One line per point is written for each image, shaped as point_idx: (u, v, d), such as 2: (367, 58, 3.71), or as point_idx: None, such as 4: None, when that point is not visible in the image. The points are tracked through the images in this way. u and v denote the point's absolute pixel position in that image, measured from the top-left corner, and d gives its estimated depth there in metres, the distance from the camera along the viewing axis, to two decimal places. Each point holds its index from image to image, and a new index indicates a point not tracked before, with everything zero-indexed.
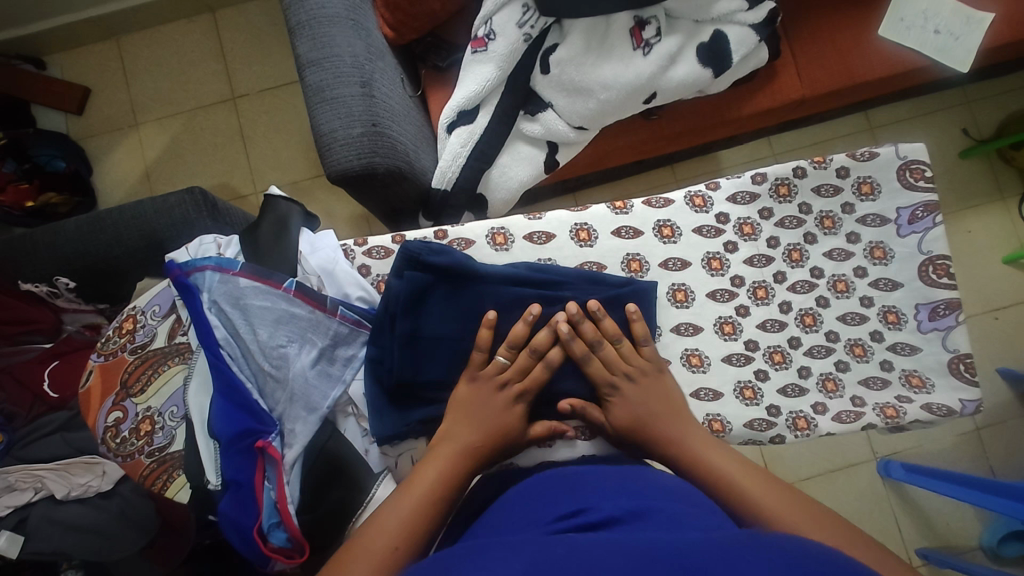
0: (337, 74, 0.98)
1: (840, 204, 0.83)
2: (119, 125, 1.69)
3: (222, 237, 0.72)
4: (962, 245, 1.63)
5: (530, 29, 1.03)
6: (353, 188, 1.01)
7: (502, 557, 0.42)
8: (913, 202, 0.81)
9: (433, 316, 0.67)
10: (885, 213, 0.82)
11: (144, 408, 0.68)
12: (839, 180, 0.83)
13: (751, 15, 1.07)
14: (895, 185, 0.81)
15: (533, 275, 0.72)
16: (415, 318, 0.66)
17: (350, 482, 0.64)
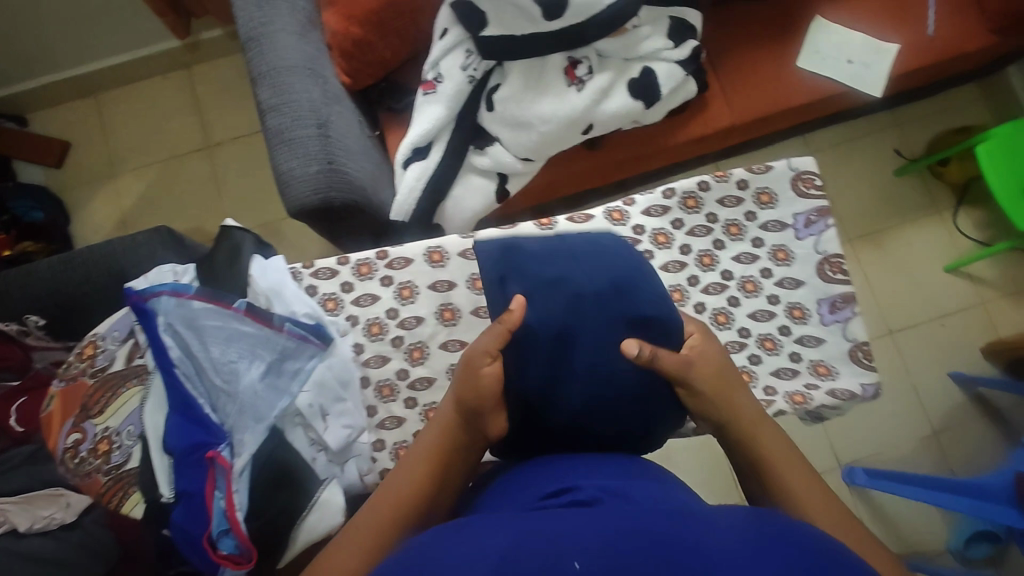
0: (294, 118, 1.06)
1: (743, 212, 0.90)
2: (98, 176, 1.77)
3: (180, 266, 0.77)
4: (904, 257, 1.73)
5: (473, 72, 1.13)
6: (313, 220, 1.08)
7: (481, 534, 0.42)
8: (806, 208, 0.90)
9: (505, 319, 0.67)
10: (784, 219, 0.90)
11: (102, 428, 0.71)
12: (740, 191, 0.91)
13: (675, 52, 1.18)
14: (790, 195, 0.89)
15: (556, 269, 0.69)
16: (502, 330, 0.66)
17: (298, 487, 0.68)
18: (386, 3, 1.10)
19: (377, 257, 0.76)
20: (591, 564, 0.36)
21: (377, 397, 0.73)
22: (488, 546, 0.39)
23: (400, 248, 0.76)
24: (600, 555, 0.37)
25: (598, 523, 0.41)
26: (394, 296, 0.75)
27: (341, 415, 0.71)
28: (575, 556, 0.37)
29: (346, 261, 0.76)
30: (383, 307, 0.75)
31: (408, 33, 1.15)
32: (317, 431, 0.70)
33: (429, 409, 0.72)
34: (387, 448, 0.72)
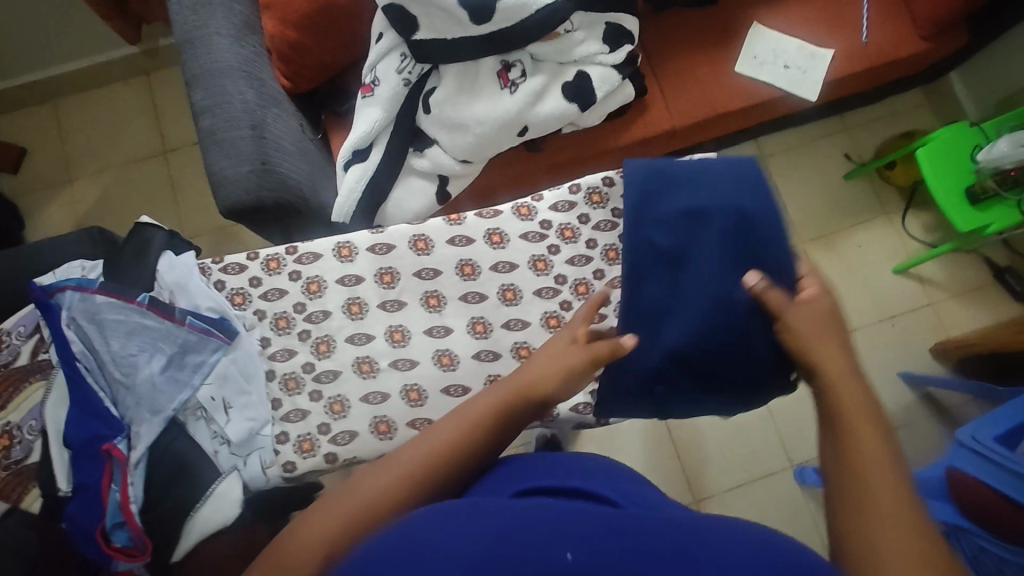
0: (228, 119, 1.07)
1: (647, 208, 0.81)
2: (53, 181, 1.77)
3: (90, 262, 0.78)
4: (854, 258, 1.76)
5: (408, 75, 1.15)
6: (247, 220, 1.09)
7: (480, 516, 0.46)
8: None
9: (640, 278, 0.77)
10: None
11: (3, 423, 0.71)
12: None
13: (609, 57, 1.20)
14: None
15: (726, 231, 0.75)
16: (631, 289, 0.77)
17: (193, 480, 0.68)
18: (321, 8, 1.11)
19: (286, 252, 0.77)
20: (581, 556, 0.42)
21: (282, 390, 0.73)
22: (497, 524, 0.45)
23: (309, 243, 0.77)
24: (587, 550, 0.43)
25: (596, 518, 0.46)
26: (301, 291, 0.76)
27: (244, 408, 0.72)
28: (567, 547, 0.43)
29: (256, 256, 0.77)
30: (291, 301, 0.75)
31: (345, 37, 1.16)
32: (218, 424, 0.71)
33: (334, 400, 0.73)
34: (291, 440, 0.72)
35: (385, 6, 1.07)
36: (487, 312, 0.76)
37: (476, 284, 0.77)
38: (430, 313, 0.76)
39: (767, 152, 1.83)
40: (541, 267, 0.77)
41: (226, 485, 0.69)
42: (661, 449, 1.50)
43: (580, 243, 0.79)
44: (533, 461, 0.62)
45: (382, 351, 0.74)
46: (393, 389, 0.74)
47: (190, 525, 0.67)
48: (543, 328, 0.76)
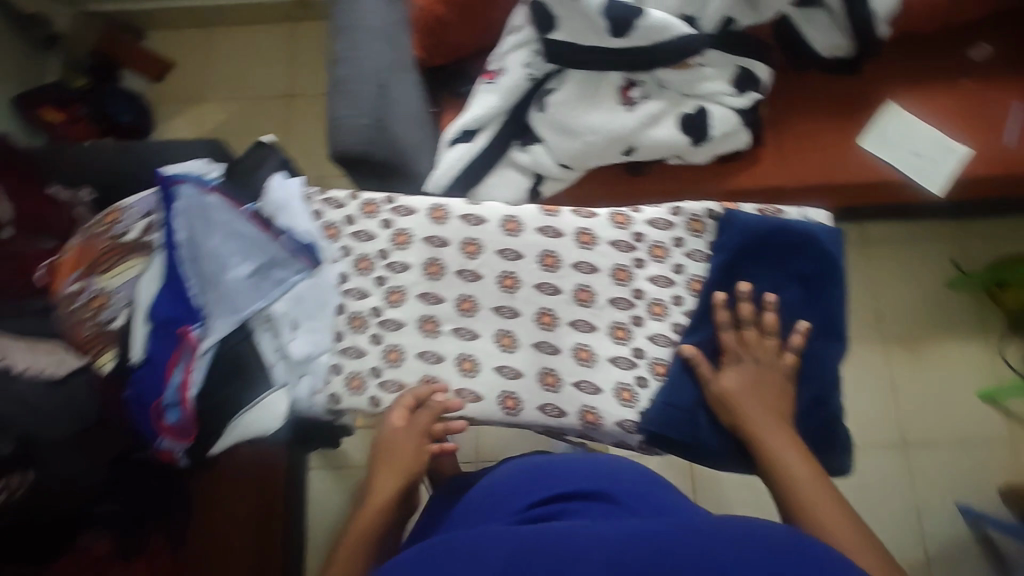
0: (360, 73, 1.13)
1: None
2: (188, 98, 1.91)
3: (211, 164, 0.83)
4: (936, 370, 1.64)
5: (534, 71, 1.17)
6: (351, 169, 1.14)
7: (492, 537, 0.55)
8: None
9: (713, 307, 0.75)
10: None
11: (102, 287, 0.78)
12: None
13: (735, 100, 1.19)
14: None
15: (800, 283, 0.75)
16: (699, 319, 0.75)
17: (248, 382, 0.71)
18: None
19: (385, 199, 0.80)
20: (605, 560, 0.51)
21: (347, 326, 0.76)
22: (504, 541, 0.54)
23: (408, 197, 0.80)
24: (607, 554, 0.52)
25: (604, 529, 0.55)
26: (388, 239, 0.78)
27: (309, 332, 0.75)
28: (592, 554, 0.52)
29: (356, 196, 0.80)
30: (376, 246, 0.78)
31: (484, 24, 1.21)
32: (282, 340, 0.74)
33: (392, 348, 0.75)
34: (343, 374, 0.74)
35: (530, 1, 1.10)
36: (558, 306, 0.76)
37: (553, 276, 0.77)
38: (502, 293, 0.77)
39: (868, 237, 1.74)
40: (621, 277, 0.77)
41: (275, 397, 0.71)
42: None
43: (667, 263, 0.77)
44: (508, 484, 0.73)
45: (448, 316, 0.76)
46: (449, 354, 0.75)
47: (234, 423, 0.70)
48: (609, 337, 0.75)
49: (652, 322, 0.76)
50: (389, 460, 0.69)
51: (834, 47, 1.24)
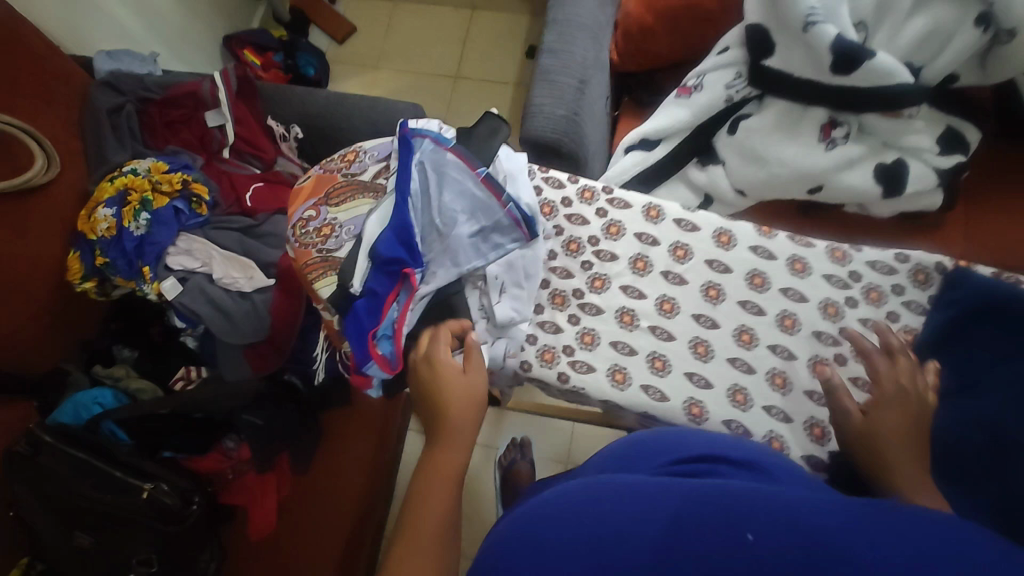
0: (565, 66, 1.17)
1: None
2: (364, 63, 2.01)
3: (445, 125, 0.88)
4: None
5: (734, 93, 1.17)
6: (535, 155, 1.19)
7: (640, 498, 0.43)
8: None
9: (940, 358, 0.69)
10: None
11: (332, 217, 0.84)
12: None
13: (939, 158, 1.13)
14: None
15: None
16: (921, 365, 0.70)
17: (456, 332, 0.75)
18: (686, 6, 1.18)
19: (602, 189, 0.84)
20: (764, 535, 0.39)
21: (548, 301, 0.80)
22: (651, 516, 0.41)
23: (627, 191, 0.83)
24: (770, 528, 0.39)
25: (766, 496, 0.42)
26: (601, 228, 0.81)
27: (514, 298, 0.78)
28: (747, 528, 0.39)
29: (576, 182, 0.84)
30: (589, 231, 0.81)
31: (690, 39, 1.22)
32: (489, 300, 0.78)
33: (587, 332, 0.77)
34: (537, 345, 0.77)
35: (750, 25, 1.12)
36: (760, 326, 0.76)
37: (759, 296, 0.77)
38: (705, 302, 0.77)
39: None
40: (830, 312, 0.76)
41: (478, 351, 0.75)
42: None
43: (881, 309, 0.76)
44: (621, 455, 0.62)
45: (648, 312, 0.77)
46: (642, 349, 0.76)
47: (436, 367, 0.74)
48: (807, 369, 0.74)
49: (856, 365, 0.74)
50: (455, 404, 0.69)
51: None
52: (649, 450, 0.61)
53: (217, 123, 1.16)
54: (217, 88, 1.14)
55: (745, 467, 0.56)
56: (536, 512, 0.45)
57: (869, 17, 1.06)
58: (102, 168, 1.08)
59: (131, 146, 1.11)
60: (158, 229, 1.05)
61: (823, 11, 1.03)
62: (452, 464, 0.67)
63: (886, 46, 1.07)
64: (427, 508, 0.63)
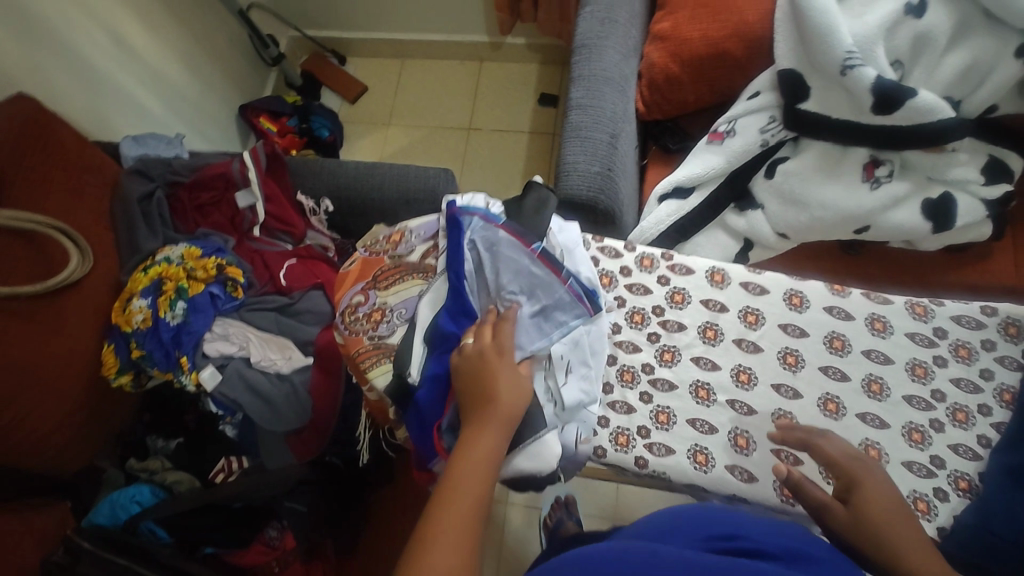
0: (594, 121, 1.16)
1: None
2: (376, 121, 2.02)
3: (491, 200, 0.86)
4: None
5: (769, 137, 1.15)
6: (570, 212, 1.16)
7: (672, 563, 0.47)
8: None
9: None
10: None
11: (382, 301, 0.82)
12: None
13: (986, 190, 1.10)
14: None
15: None
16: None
17: (527, 421, 0.69)
18: (713, 52, 1.16)
19: (661, 256, 0.81)
20: None
21: (616, 378, 0.76)
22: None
23: (686, 257, 0.80)
24: None
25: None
26: (665, 296, 0.78)
27: (581, 378, 0.74)
28: None
29: (633, 249, 0.82)
30: (652, 301, 0.79)
31: (718, 85, 1.21)
32: (556, 381, 0.73)
33: (661, 410, 0.74)
34: (610, 428, 0.74)
35: (784, 69, 1.10)
36: (845, 393, 0.72)
37: (840, 360, 0.73)
38: (783, 370, 0.74)
39: None
40: (918, 373, 0.72)
41: (552, 437, 0.69)
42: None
43: (973, 367, 0.71)
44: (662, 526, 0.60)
45: (723, 385, 0.74)
46: (722, 425, 0.72)
47: (509, 459, 0.68)
48: (903, 439, 0.69)
49: (953, 430, 0.70)
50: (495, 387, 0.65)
51: None
52: (694, 524, 0.57)
53: (247, 203, 1.13)
54: (247, 167, 1.12)
55: (792, 556, 0.50)
56: (584, 560, 0.49)
57: (905, 56, 1.05)
58: (135, 258, 1.07)
59: (162, 232, 1.09)
60: (195, 317, 1.02)
61: (860, 54, 1.02)
62: (487, 449, 0.61)
63: (924, 82, 1.05)
64: (460, 493, 0.57)
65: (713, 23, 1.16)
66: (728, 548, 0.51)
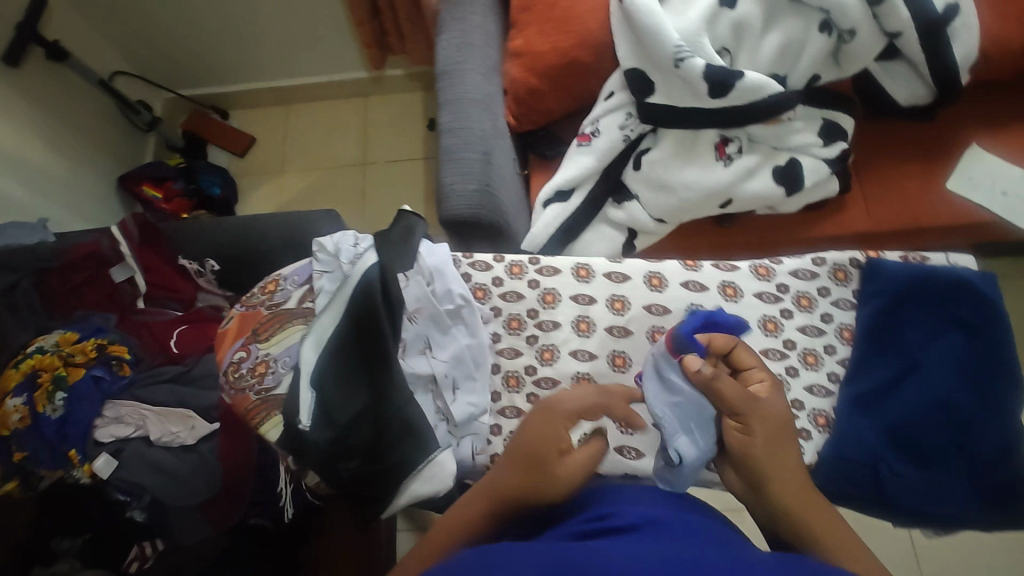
0: (465, 142, 1.20)
1: None
2: (268, 169, 1.96)
3: (360, 236, 0.87)
4: None
5: (629, 132, 1.22)
6: (457, 232, 1.19)
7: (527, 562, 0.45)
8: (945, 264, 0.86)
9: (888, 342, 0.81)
10: None
11: (264, 353, 0.81)
12: None
13: (825, 150, 1.21)
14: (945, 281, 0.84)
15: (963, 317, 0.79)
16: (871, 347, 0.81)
17: (419, 442, 0.74)
18: (566, 61, 1.23)
19: (528, 261, 0.88)
20: None
21: (504, 385, 0.82)
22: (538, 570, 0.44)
23: (552, 259, 0.88)
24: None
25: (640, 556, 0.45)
26: (538, 299, 0.85)
27: (469, 393, 0.80)
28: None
29: (503, 260, 0.88)
30: (526, 306, 0.86)
31: (578, 90, 1.28)
32: (445, 401, 0.79)
33: None
34: (503, 434, 0.80)
35: (628, 68, 1.18)
36: None
37: None
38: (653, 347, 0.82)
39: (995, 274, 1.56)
40: (771, 328, 0.82)
41: (445, 455, 0.75)
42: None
43: (815, 314, 0.84)
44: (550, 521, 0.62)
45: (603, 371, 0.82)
46: None
47: (405, 486, 0.73)
48: None
49: (807, 373, 0.81)
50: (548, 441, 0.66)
51: (915, 96, 1.26)
52: (574, 511, 0.61)
53: (123, 277, 1.11)
54: (117, 241, 1.09)
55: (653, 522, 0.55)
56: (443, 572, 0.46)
57: (729, 43, 1.15)
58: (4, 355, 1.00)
59: (33, 323, 1.04)
60: (78, 405, 0.97)
61: (689, 47, 1.11)
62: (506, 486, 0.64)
63: (751, 63, 1.15)
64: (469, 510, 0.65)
65: (560, 34, 1.23)
66: (601, 529, 0.55)
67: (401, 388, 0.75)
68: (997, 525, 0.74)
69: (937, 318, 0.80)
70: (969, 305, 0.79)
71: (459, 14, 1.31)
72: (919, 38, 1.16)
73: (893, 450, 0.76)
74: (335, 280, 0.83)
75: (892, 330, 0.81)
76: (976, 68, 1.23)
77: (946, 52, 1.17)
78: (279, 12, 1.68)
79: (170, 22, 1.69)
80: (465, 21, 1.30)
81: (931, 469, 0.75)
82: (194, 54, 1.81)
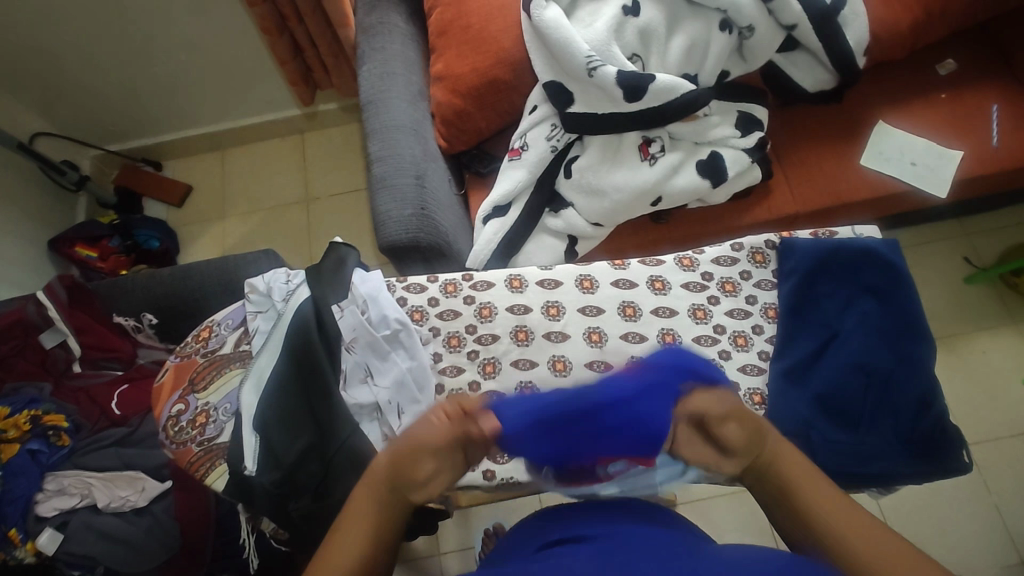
0: (397, 168, 1.21)
1: None
2: (209, 217, 1.92)
3: (292, 271, 0.88)
4: (1015, 368, 1.49)
5: (556, 142, 1.25)
6: (398, 257, 1.20)
7: None
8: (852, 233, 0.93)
9: (811, 317, 0.86)
10: None
11: (204, 402, 0.81)
12: None
13: (742, 140, 1.27)
14: None
15: (876, 284, 0.85)
16: (796, 324, 0.86)
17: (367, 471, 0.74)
18: (486, 81, 1.26)
19: (462, 279, 0.91)
20: None
21: None
22: None
23: (484, 274, 0.92)
24: None
25: None
26: (475, 314, 0.89)
27: (414, 416, 0.80)
28: None
29: (436, 280, 0.91)
30: (463, 322, 0.88)
31: (503, 107, 1.30)
32: (391, 427, 0.80)
33: None
34: None
35: (547, 81, 1.21)
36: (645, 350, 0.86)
37: (636, 324, 0.87)
38: (592, 347, 0.86)
39: (926, 239, 1.63)
40: (700, 315, 0.88)
41: None
42: (751, 518, 1.38)
43: (739, 297, 0.89)
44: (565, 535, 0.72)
45: (545, 378, 0.85)
46: None
47: None
48: None
49: (739, 354, 0.86)
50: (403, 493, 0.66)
51: (819, 82, 1.33)
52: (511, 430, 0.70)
53: (55, 341, 1.07)
54: (44, 306, 1.05)
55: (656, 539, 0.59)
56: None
57: (639, 49, 1.20)
58: None
59: None
60: (17, 481, 0.94)
61: (600, 56, 1.15)
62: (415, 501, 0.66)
63: (662, 66, 1.21)
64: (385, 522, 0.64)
65: (477, 55, 1.26)
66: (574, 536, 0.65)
67: (345, 418, 0.76)
68: (924, 477, 0.79)
69: (852, 288, 0.85)
70: (879, 271, 0.85)
71: (378, 44, 1.33)
72: (813, 28, 1.23)
73: (823, 417, 0.79)
74: (269, 319, 0.84)
75: (811, 304, 0.86)
76: (870, 51, 1.31)
77: (840, 38, 1.25)
78: (201, 58, 1.67)
79: (93, 76, 1.67)
80: (384, 51, 1.32)
81: (863, 432, 0.79)
82: (120, 107, 1.78)
